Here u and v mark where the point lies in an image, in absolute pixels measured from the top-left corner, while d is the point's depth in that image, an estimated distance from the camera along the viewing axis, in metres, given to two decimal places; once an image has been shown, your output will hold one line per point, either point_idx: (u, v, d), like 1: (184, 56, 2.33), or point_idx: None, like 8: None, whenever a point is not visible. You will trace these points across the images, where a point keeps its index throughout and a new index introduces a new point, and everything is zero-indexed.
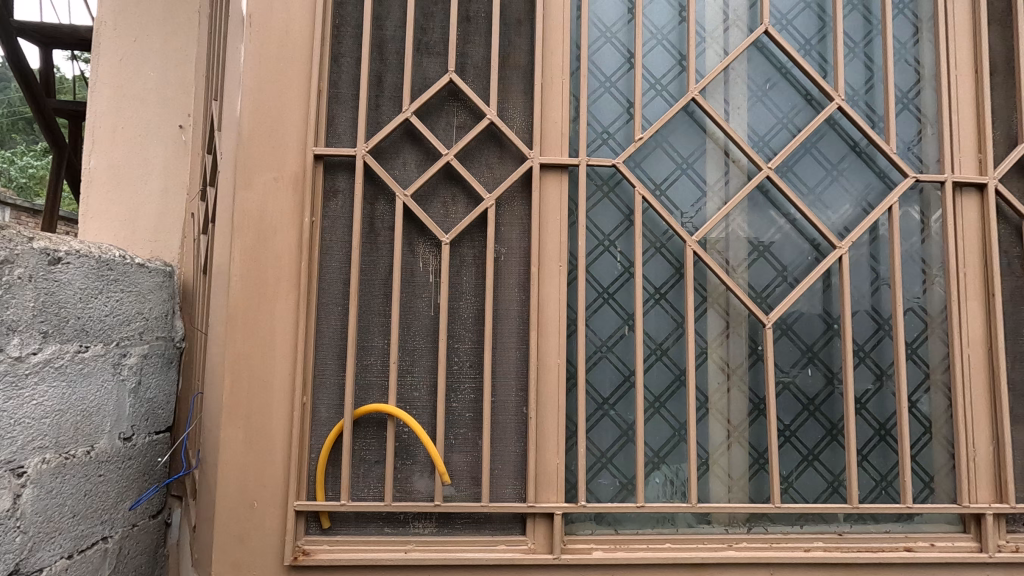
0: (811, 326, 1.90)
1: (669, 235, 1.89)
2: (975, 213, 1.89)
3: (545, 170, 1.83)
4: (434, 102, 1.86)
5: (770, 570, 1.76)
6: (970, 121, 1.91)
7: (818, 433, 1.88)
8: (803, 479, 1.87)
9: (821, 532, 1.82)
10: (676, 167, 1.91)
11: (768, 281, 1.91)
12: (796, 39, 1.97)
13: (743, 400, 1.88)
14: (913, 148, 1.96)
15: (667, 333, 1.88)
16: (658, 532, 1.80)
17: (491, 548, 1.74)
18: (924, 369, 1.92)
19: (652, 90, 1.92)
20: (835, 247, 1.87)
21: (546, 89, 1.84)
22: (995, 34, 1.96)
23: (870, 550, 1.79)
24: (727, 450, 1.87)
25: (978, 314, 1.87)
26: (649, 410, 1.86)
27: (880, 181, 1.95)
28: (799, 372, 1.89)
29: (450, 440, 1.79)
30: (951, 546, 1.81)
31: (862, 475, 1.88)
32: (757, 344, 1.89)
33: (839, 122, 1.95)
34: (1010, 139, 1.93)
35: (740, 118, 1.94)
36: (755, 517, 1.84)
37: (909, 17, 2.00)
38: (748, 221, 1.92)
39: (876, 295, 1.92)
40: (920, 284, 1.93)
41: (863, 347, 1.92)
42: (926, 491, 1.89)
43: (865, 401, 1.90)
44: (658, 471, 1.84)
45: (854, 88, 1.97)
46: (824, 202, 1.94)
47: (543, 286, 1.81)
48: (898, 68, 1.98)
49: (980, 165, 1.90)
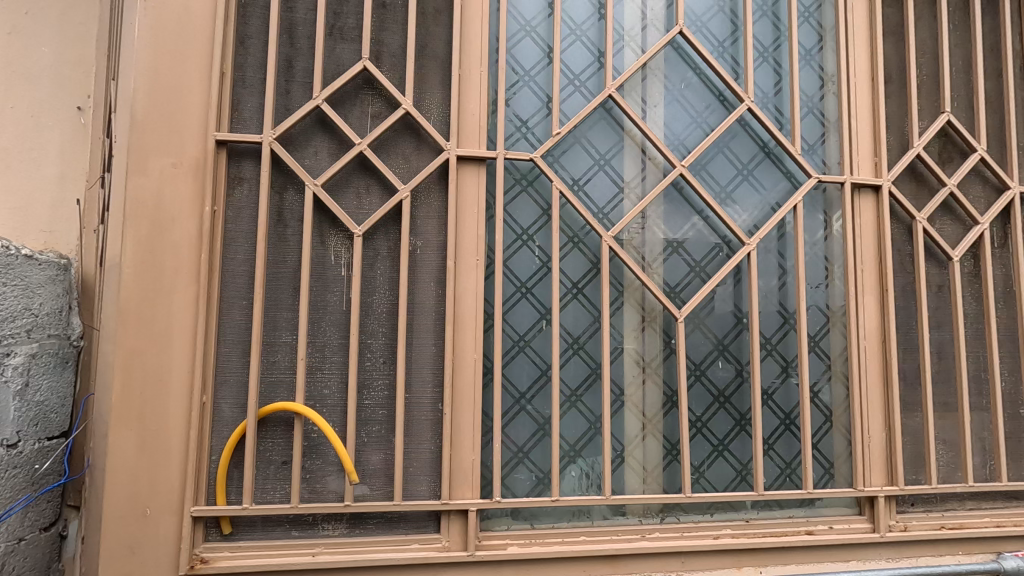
0: (721, 320, 1.97)
1: (587, 230, 1.90)
2: (871, 213, 2.00)
3: (462, 163, 1.81)
4: (348, 89, 1.80)
5: (680, 559, 1.80)
6: (867, 126, 2.02)
7: (727, 424, 1.94)
8: (714, 469, 1.92)
9: (729, 519, 1.88)
10: (594, 163, 1.93)
11: (681, 276, 1.96)
12: (710, 41, 2.03)
13: (657, 392, 1.93)
14: (818, 150, 2.06)
15: (584, 327, 1.89)
16: (574, 524, 1.81)
17: (404, 547, 1.70)
18: (826, 361, 2.02)
19: (571, 86, 1.93)
20: (744, 244, 1.94)
21: (463, 80, 1.82)
22: (890, 45, 2.08)
23: (775, 535, 1.86)
24: (641, 441, 1.91)
25: (874, 308, 1.98)
26: (566, 404, 1.87)
27: (787, 181, 2.03)
28: (710, 365, 1.95)
29: (363, 438, 1.74)
30: (848, 528, 1.90)
31: (768, 463, 1.96)
32: (671, 337, 1.94)
33: (750, 122, 2.02)
34: (902, 144, 2.06)
35: (656, 116, 1.98)
36: (668, 507, 1.88)
37: (814, 25, 2.10)
38: (663, 217, 1.96)
39: (783, 290, 2.01)
40: (823, 280, 2.03)
41: (770, 340, 1.99)
42: (827, 477, 1.98)
43: (772, 392, 1.98)
44: (574, 464, 1.85)
45: (764, 91, 2.05)
46: (734, 200, 2.00)
47: (459, 281, 1.79)
48: (804, 73, 2.07)
49: (876, 167, 2.01)
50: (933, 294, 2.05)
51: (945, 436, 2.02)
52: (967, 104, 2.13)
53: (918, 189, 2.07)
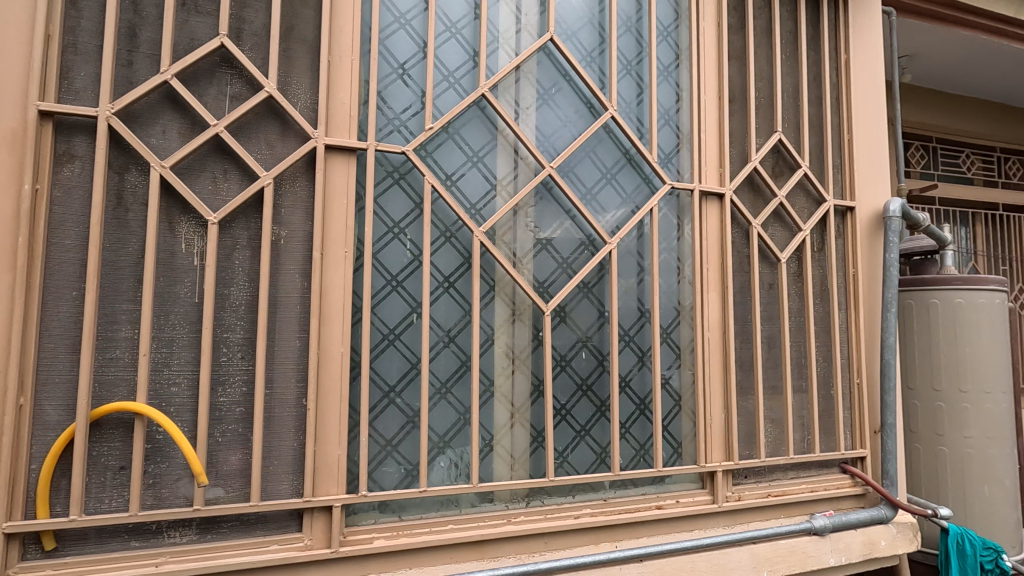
0: (585, 313, 2.10)
1: (459, 225, 1.94)
2: (715, 218, 2.24)
3: (331, 152, 1.76)
4: (203, 66, 1.68)
5: (543, 540, 1.90)
6: (714, 140, 2.25)
7: (589, 411, 2.08)
8: (576, 453, 2.05)
9: (589, 499, 2.02)
10: (467, 160, 1.97)
11: (550, 272, 2.06)
12: (579, 50, 2.15)
13: (525, 382, 2.02)
14: (673, 159, 2.26)
15: (455, 320, 1.93)
16: (442, 514, 1.84)
17: (262, 549, 1.63)
18: (677, 351, 2.22)
19: (445, 82, 1.95)
20: (606, 243, 2.08)
21: (333, 67, 1.77)
22: (734, 68, 2.33)
23: (629, 511, 2.02)
24: (510, 430, 1.99)
25: (716, 303, 2.21)
26: (436, 396, 1.89)
27: (646, 186, 2.20)
28: (575, 356, 2.07)
29: (217, 438, 1.65)
30: (691, 501, 2.12)
31: (625, 445, 2.12)
32: (539, 330, 2.03)
33: (614, 130, 2.17)
34: (743, 157, 2.32)
35: (528, 118, 2.06)
36: (533, 492, 1.97)
37: (671, 44, 2.29)
38: (533, 214, 2.05)
39: (641, 286, 2.19)
40: (675, 277, 2.24)
41: (628, 332, 2.16)
42: (675, 455, 2.19)
43: (629, 380, 2.15)
44: (443, 455, 1.89)
45: (627, 101, 2.21)
46: (598, 202, 2.14)
47: (326, 273, 1.74)
48: (662, 87, 2.26)
49: (720, 177, 2.25)
50: (765, 291, 2.34)
51: (773, 415, 2.31)
52: (795, 126, 2.45)
53: (755, 198, 2.34)
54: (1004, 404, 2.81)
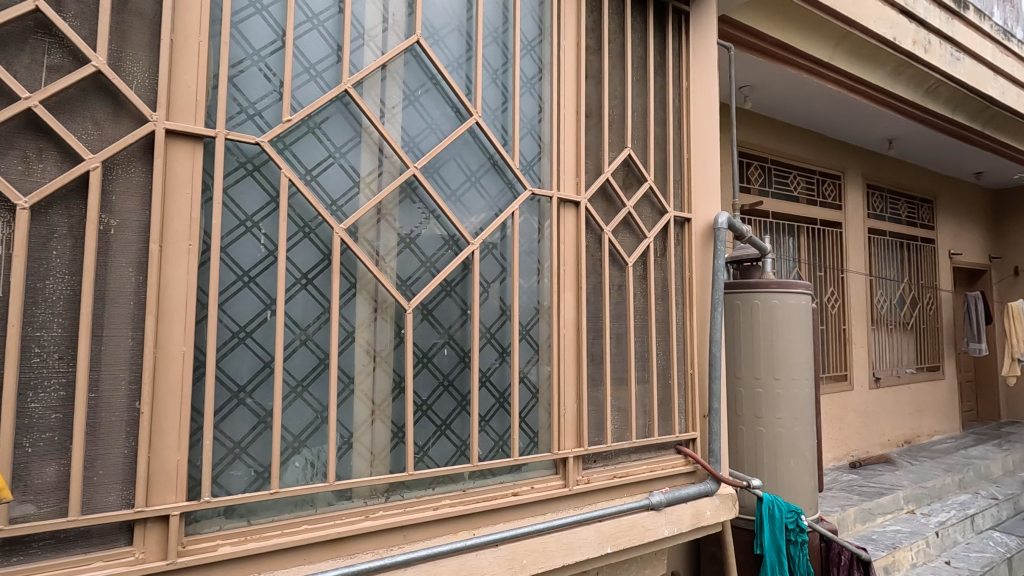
0: (448, 311, 2.17)
1: (319, 221, 1.91)
2: (572, 223, 2.42)
3: (172, 137, 1.64)
4: (12, 31, 1.49)
5: (402, 532, 1.93)
6: (571, 151, 2.43)
7: (450, 405, 2.16)
8: (437, 446, 2.12)
9: (449, 490, 2.09)
10: (328, 155, 1.94)
11: (413, 271, 2.10)
12: (446, 55, 2.21)
13: (387, 379, 2.04)
14: (534, 167, 2.41)
15: (313, 317, 1.90)
16: (296, 515, 1.80)
17: (84, 568, 1.49)
18: (535, 347, 2.38)
19: (306, 75, 1.90)
20: (469, 243, 2.17)
21: (176, 46, 1.66)
22: (590, 86, 2.54)
23: (487, 499, 2.12)
24: (370, 426, 2.00)
25: (571, 303, 2.40)
26: (291, 395, 1.85)
27: (510, 190, 2.32)
28: (437, 353, 2.14)
29: (25, 449, 1.47)
30: (545, 486, 2.28)
31: (484, 437, 2.23)
32: (401, 327, 2.07)
33: (479, 135, 2.26)
34: (597, 168, 2.53)
35: (394, 118, 2.08)
36: (393, 487, 2.00)
37: (535, 58, 2.44)
38: (397, 213, 2.08)
39: (502, 285, 2.30)
40: (535, 278, 2.38)
41: (490, 329, 2.27)
42: (531, 445, 2.35)
43: (490, 374, 2.26)
44: (298, 455, 1.85)
45: (491, 109, 2.31)
46: (463, 203, 2.22)
47: (166, 266, 1.62)
48: (526, 98, 2.40)
49: (577, 186, 2.43)
50: (614, 292, 2.57)
51: (619, 404, 2.56)
52: (643, 142, 2.71)
53: (607, 207, 2.57)
54: (807, 389, 3.34)
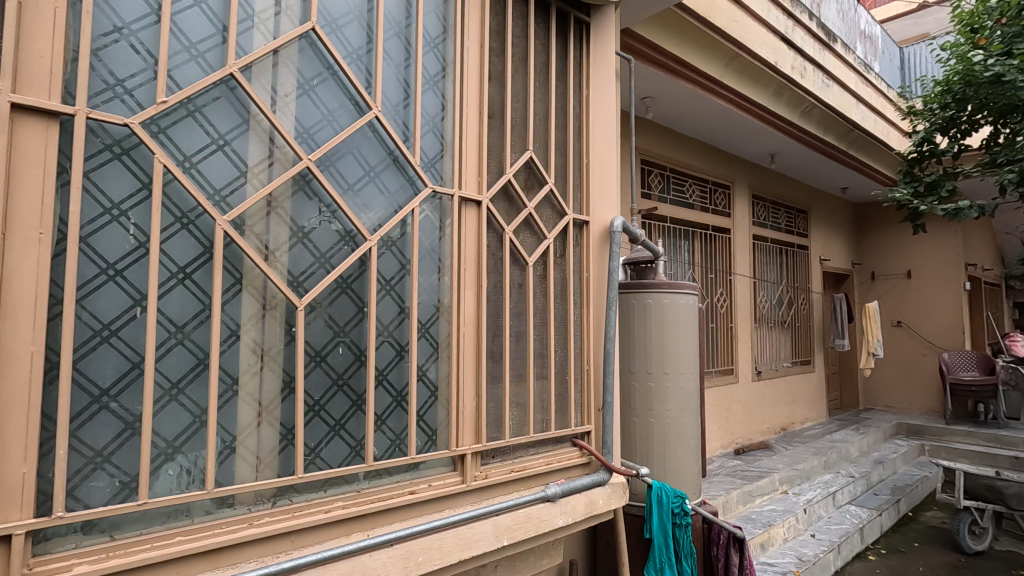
0: (344, 309, 2.12)
1: (199, 212, 1.79)
2: (473, 222, 2.45)
3: (20, 112, 1.47)
4: None
5: (290, 538, 1.86)
6: (473, 150, 2.46)
7: (344, 405, 2.11)
8: (329, 448, 2.07)
9: (342, 492, 2.03)
10: (210, 141, 1.82)
11: (306, 266, 2.02)
12: (344, 45, 2.14)
13: (275, 379, 1.96)
14: (436, 165, 2.41)
15: (191, 315, 1.78)
16: (169, 526, 1.68)
17: None
18: (434, 344, 2.38)
19: (185, 54, 1.77)
20: (366, 239, 2.12)
21: (26, 10, 1.48)
22: (493, 88, 2.59)
23: (382, 499, 2.10)
24: (256, 429, 1.91)
25: (472, 300, 2.43)
26: (164, 398, 1.72)
27: (410, 186, 2.30)
28: (331, 352, 2.08)
29: None
30: (442, 483, 2.29)
31: (380, 436, 2.20)
32: (292, 325, 1.99)
33: (379, 129, 2.22)
34: (499, 169, 2.58)
35: (286, 107, 1.99)
36: (280, 491, 1.92)
37: (438, 56, 2.44)
38: (289, 207, 1.99)
39: (401, 283, 2.28)
40: (435, 276, 2.39)
41: (387, 327, 2.24)
42: (429, 443, 2.35)
43: (387, 373, 2.23)
44: (171, 462, 1.72)
45: (392, 104, 2.28)
46: (360, 199, 2.17)
47: (10, 257, 1.45)
48: (428, 95, 2.39)
49: (479, 186, 2.47)
50: (515, 290, 2.63)
51: (517, 399, 2.63)
52: (544, 145, 2.79)
53: (509, 207, 2.62)
54: (693, 383, 3.60)
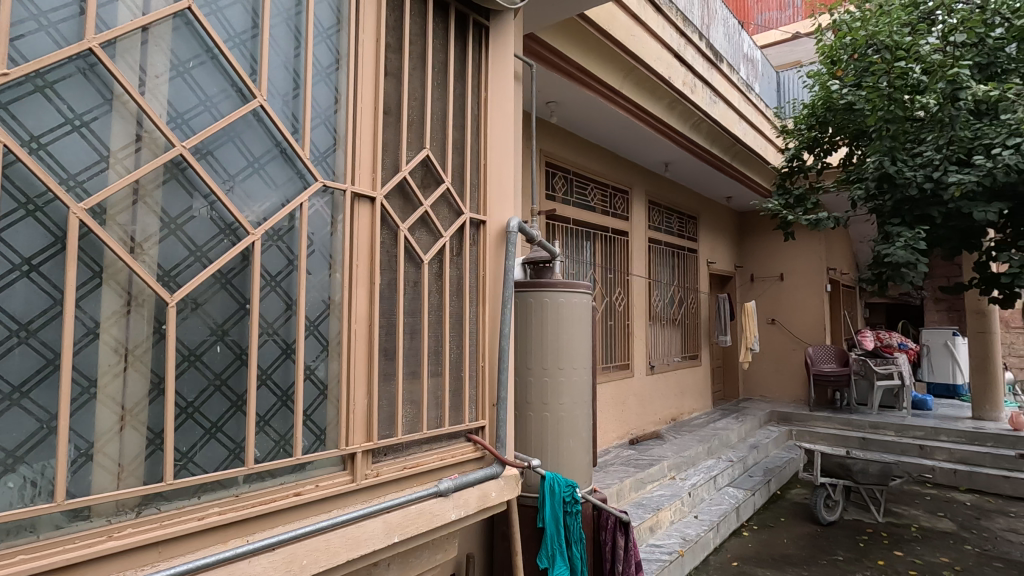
0: (222, 306, 2.02)
1: (49, 198, 1.63)
2: (367, 218, 2.42)
3: None
4: None
5: (157, 550, 1.74)
6: (368, 146, 2.43)
7: (222, 407, 2.01)
8: (204, 452, 1.96)
9: (218, 498, 1.94)
10: (64, 122, 1.67)
11: (179, 260, 1.90)
12: (224, 28, 2.03)
13: (142, 380, 1.83)
14: (327, 158, 2.35)
15: (39, 311, 1.62)
16: (9, 544, 1.52)
17: None
18: (323, 343, 2.33)
19: (33, 23, 1.61)
20: (249, 233, 2.03)
21: None
22: (389, 84, 2.57)
23: (263, 503, 2.02)
24: (117, 435, 1.77)
25: (364, 297, 2.40)
26: (3, 402, 1.55)
27: (299, 180, 2.23)
28: (207, 351, 1.97)
29: None
30: (330, 483, 2.25)
31: (262, 438, 2.12)
32: (162, 323, 1.86)
33: (265, 119, 2.13)
34: (395, 166, 2.57)
35: (156, 90, 1.86)
36: (146, 500, 1.79)
37: (331, 47, 2.38)
38: (159, 196, 1.87)
39: (288, 278, 2.20)
40: (326, 273, 2.34)
41: (272, 325, 2.16)
42: (317, 443, 2.30)
43: (271, 372, 2.16)
44: (12, 474, 1.56)
45: (280, 94, 2.20)
46: (243, 191, 2.07)
47: None
48: (319, 87, 2.33)
49: (373, 182, 2.44)
50: (409, 287, 2.64)
51: (411, 396, 2.64)
52: (441, 144, 2.82)
53: (404, 204, 2.62)
54: (585, 377, 3.79)
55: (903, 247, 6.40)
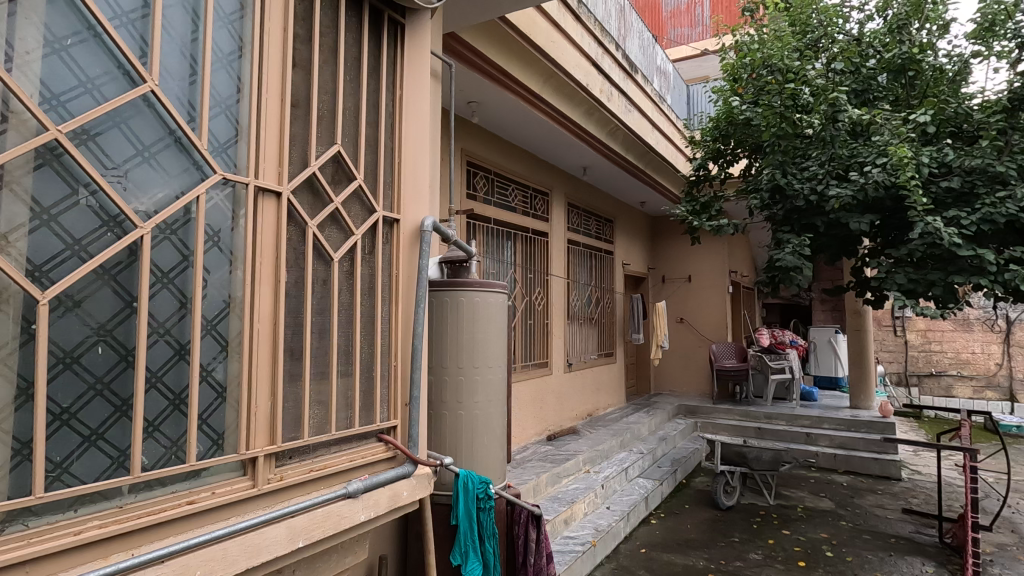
0: (105, 304, 1.87)
1: None
2: (272, 214, 2.33)
3: None
4: None
5: (23, 570, 1.60)
6: (274, 139, 2.34)
7: (104, 412, 1.88)
8: (83, 461, 1.83)
9: (98, 510, 1.80)
10: None
11: (53, 254, 1.76)
12: (110, 5, 1.90)
13: (7, 385, 1.67)
14: (228, 150, 2.25)
15: None
16: None
17: None
18: (222, 343, 2.22)
19: None
20: (137, 227, 1.89)
21: None
22: (297, 75, 2.49)
23: (150, 514, 1.89)
24: None
25: (268, 295, 2.31)
26: None
27: (196, 171, 2.12)
28: (86, 352, 1.84)
29: None
30: (228, 489, 2.15)
31: (151, 444, 2.00)
32: (33, 322, 1.71)
33: (157, 105, 2.00)
34: (303, 161, 2.50)
35: (27, 68, 1.72)
36: (12, 516, 1.64)
37: (233, 34, 2.28)
38: (29, 183, 1.72)
39: (182, 275, 2.09)
40: (226, 270, 2.24)
41: (163, 324, 2.04)
42: (214, 448, 2.19)
43: (162, 374, 2.03)
44: None
45: (174, 79, 2.07)
46: (130, 180, 1.94)
47: None
48: (219, 75, 2.23)
49: (279, 176, 2.36)
50: (318, 286, 2.57)
51: (319, 397, 2.58)
52: (353, 140, 2.77)
53: (313, 200, 2.55)
54: (499, 374, 3.86)
55: (792, 252, 7.01)
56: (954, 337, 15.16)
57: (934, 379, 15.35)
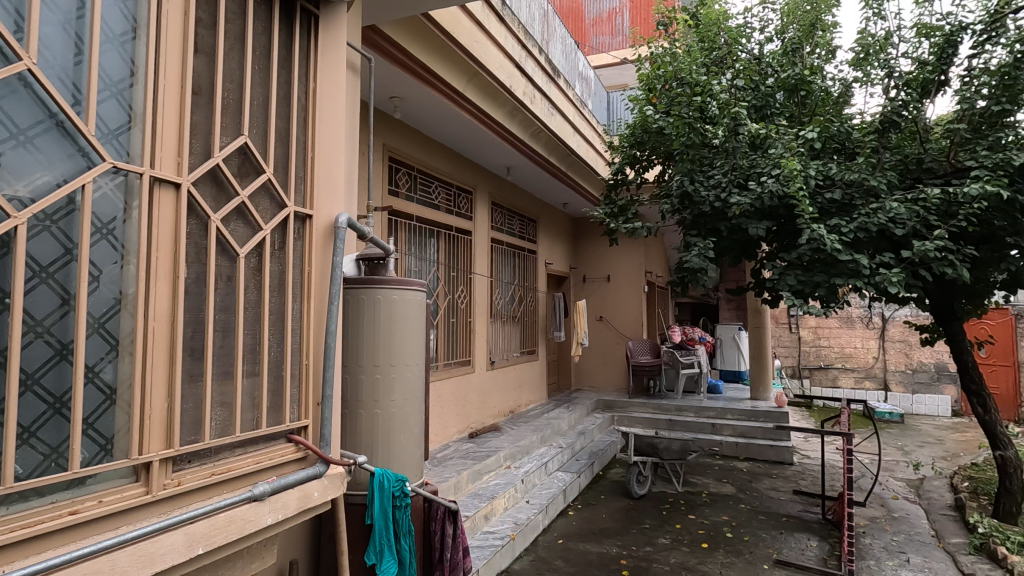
0: None
1: None
2: (170, 206, 2.21)
3: None
4: None
5: None
6: (172, 128, 2.23)
7: None
8: None
9: None
10: None
11: None
12: None
13: None
14: (120, 137, 2.12)
15: None
16: None
17: None
18: (112, 342, 2.11)
19: None
20: (10, 217, 1.74)
21: None
22: (199, 61, 2.38)
23: (25, 526, 1.76)
24: None
25: (166, 292, 2.20)
26: None
27: (82, 158, 1.98)
28: None
29: None
30: (117, 497, 2.03)
31: (27, 451, 1.87)
32: None
33: (36, 86, 1.85)
34: (206, 152, 2.39)
35: None
36: None
37: (126, 14, 2.15)
38: None
39: (65, 270, 1.95)
40: (116, 265, 2.11)
41: (41, 322, 1.90)
42: (102, 454, 2.07)
43: (40, 376, 1.90)
44: None
45: (57, 59, 1.93)
46: (2, 167, 1.80)
47: None
48: (110, 57, 2.10)
49: (178, 167, 2.24)
50: (222, 282, 2.47)
51: (222, 398, 2.48)
52: (262, 132, 2.68)
53: (217, 194, 2.45)
54: (416, 372, 3.86)
55: (698, 255, 7.49)
56: (839, 334, 16.77)
57: (823, 371, 16.92)
